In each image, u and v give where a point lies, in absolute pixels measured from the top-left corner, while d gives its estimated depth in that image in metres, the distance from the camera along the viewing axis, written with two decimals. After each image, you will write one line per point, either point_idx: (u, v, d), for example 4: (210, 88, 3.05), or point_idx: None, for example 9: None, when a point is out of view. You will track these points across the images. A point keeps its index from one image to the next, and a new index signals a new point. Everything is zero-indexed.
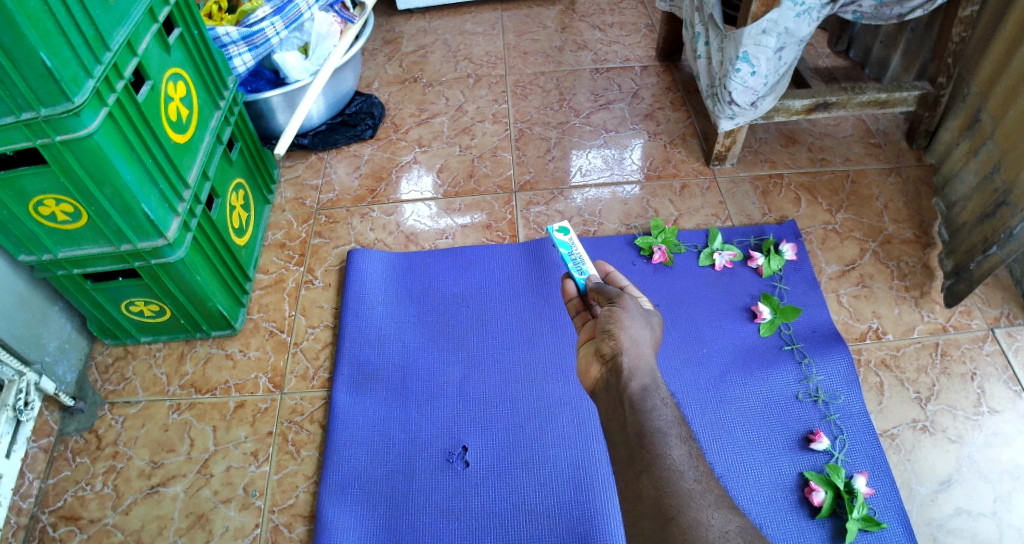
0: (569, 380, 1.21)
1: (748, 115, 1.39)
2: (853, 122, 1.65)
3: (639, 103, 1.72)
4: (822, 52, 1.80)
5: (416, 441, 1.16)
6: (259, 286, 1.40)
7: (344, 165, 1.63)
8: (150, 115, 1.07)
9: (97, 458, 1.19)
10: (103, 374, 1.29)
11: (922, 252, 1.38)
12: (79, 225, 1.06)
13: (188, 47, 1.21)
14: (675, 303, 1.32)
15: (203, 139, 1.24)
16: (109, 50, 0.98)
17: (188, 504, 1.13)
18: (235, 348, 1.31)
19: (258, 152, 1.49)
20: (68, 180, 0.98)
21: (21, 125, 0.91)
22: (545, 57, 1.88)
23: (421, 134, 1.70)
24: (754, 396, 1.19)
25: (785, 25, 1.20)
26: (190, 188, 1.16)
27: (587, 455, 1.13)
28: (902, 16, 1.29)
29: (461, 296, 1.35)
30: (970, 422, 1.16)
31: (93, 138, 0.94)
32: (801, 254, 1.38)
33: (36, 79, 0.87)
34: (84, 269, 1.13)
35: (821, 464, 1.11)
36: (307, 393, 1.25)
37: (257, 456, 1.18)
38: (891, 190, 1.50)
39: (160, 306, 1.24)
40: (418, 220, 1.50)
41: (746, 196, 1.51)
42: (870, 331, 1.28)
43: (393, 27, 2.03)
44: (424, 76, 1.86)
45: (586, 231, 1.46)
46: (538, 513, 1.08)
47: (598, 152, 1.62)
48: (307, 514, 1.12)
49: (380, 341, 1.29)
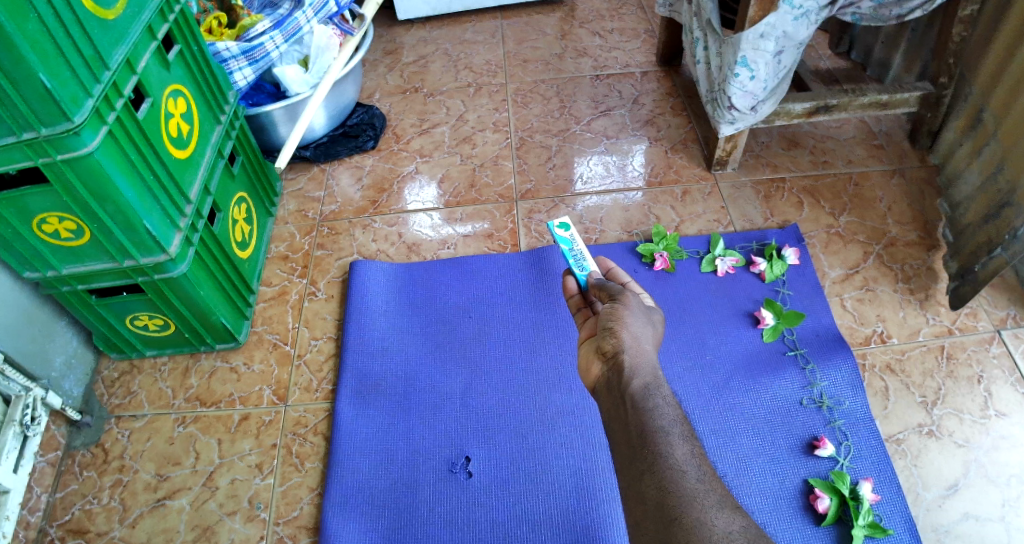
0: (572, 391, 1.21)
1: (748, 120, 1.38)
2: (855, 124, 1.64)
3: (639, 110, 1.72)
4: (823, 54, 1.79)
5: (419, 451, 1.17)
6: (262, 299, 1.41)
7: (346, 177, 1.64)
8: (151, 132, 1.08)
9: (104, 472, 1.20)
10: (109, 388, 1.30)
11: (926, 254, 1.38)
12: (82, 242, 1.07)
13: (187, 63, 1.22)
14: (679, 309, 1.31)
15: (204, 154, 1.25)
16: (108, 69, 0.99)
17: (194, 517, 1.14)
18: (239, 361, 1.32)
19: (259, 164, 1.50)
20: (70, 198, 0.99)
21: (22, 144, 0.92)
22: (545, 65, 1.88)
23: (422, 144, 1.71)
24: (759, 404, 1.18)
25: (783, 29, 1.21)
26: (191, 203, 1.17)
27: (591, 464, 1.13)
28: (901, 17, 1.29)
29: (464, 306, 1.35)
30: (977, 426, 1.15)
31: (93, 156, 0.96)
32: (803, 258, 1.38)
33: (35, 100, 0.88)
34: (88, 285, 1.15)
35: (826, 471, 1.11)
36: (311, 405, 1.25)
37: (261, 468, 1.18)
38: (895, 192, 1.49)
39: (164, 320, 1.25)
40: (420, 229, 1.51)
41: (748, 200, 1.51)
42: (875, 334, 1.28)
43: (394, 38, 2.04)
44: (425, 86, 1.87)
45: (587, 239, 1.46)
46: (541, 523, 1.08)
47: (600, 160, 1.62)
48: (312, 526, 1.12)
49: (383, 352, 1.29)
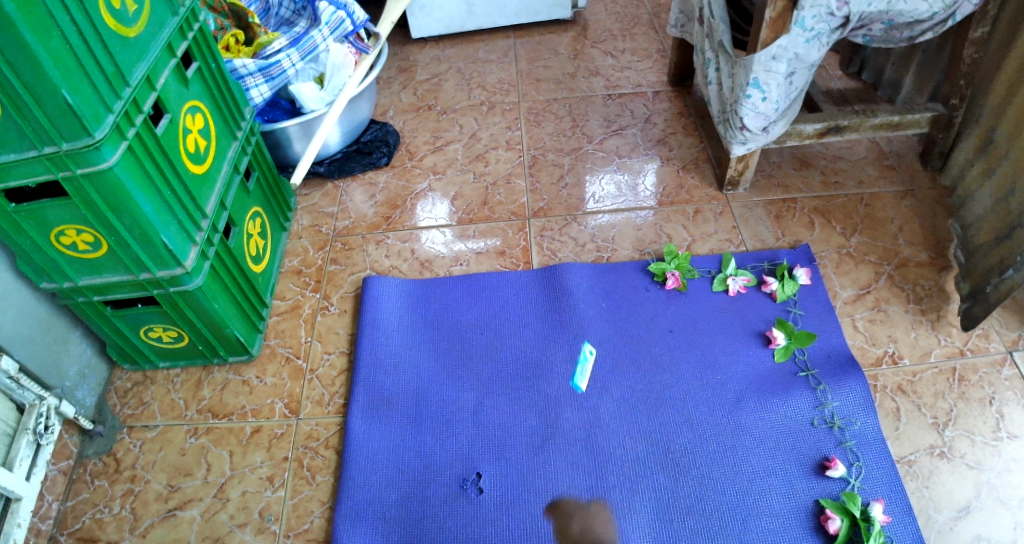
0: (583, 408, 1.21)
1: (760, 140, 1.39)
2: (866, 145, 1.65)
3: (651, 129, 1.74)
4: (834, 75, 1.80)
5: (430, 467, 1.17)
6: (276, 312, 1.42)
7: (360, 193, 1.66)
8: (169, 147, 1.10)
9: (116, 481, 1.21)
10: (123, 398, 1.31)
11: (938, 275, 1.38)
12: (99, 254, 1.08)
13: (206, 80, 1.25)
14: (690, 327, 1.32)
15: (220, 169, 1.26)
16: (129, 85, 1.01)
17: (205, 529, 1.14)
18: (252, 374, 1.33)
19: (275, 179, 1.52)
20: (89, 212, 1.01)
21: (43, 158, 0.94)
22: (558, 84, 1.90)
23: (435, 161, 1.72)
24: (770, 424, 1.18)
25: (795, 51, 1.22)
26: (208, 217, 1.18)
27: (602, 481, 1.13)
28: (913, 39, 1.30)
29: (475, 322, 1.36)
30: (989, 448, 1.15)
31: (112, 171, 0.97)
32: (815, 278, 1.38)
33: (57, 115, 0.90)
34: (104, 297, 1.16)
35: (837, 492, 1.10)
36: (323, 419, 1.26)
37: (273, 481, 1.19)
38: (906, 212, 1.49)
39: (178, 332, 1.26)
40: (433, 245, 1.52)
41: (759, 220, 1.51)
42: (886, 355, 1.27)
43: (408, 56, 2.07)
44: (439, 104, 1.89)
45: (599, 257, 1.47)
46: (550, 541, 1.07)
47: (612, 178, 1.63)
48: (322, 540, 1.12)
49: (395, 367, 1.29)
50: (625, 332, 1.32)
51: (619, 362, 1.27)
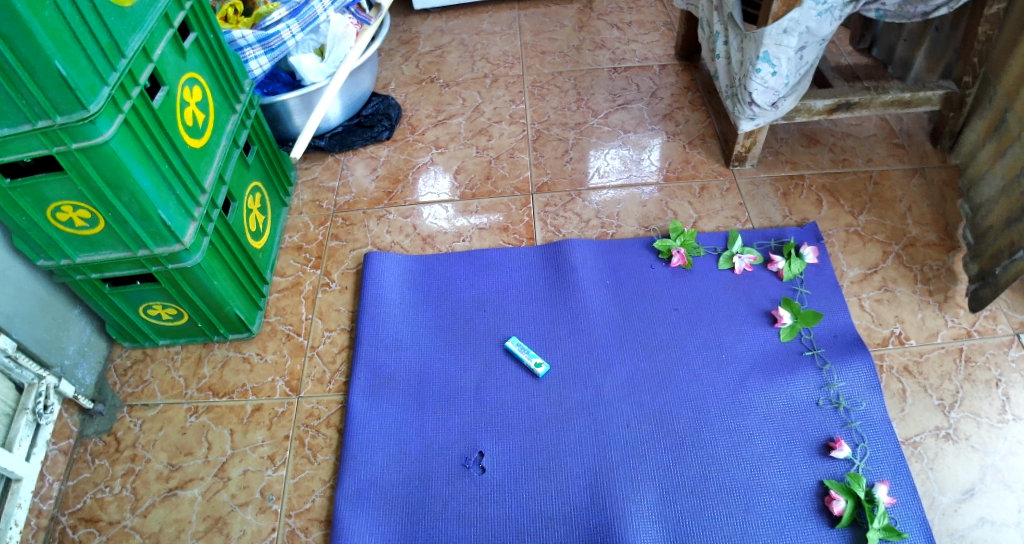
0: (589, 387, 1.20)
1: (768, 116, 1.36)
2: (876, 122, 1.62)
3: (657, 103, 1.70)
4: (845, 50, 1.76)
5: (433, 446, 1.16)
6: (276, 289, 1.40)
7: (361, 167, 1.63)
8: (166, 121, 1.07)
9: (116, 460, 1.20)
10: (122, 376, 1.30)
11: (946, 255, 1.36)
12: (96, 230, 1.06)
13: (204, 52, 1.21)
14: (696, 306, 1.30)
15: (219, 143, 1.23)
16: (125, 57, 0.98)
17: (206, 508, 1.14)
18: (252, 351, 1.31)
19: (274, 154, 1.49)
20: (86, 187, 0.98)
21: (38, 133, 0.91)
22: (563, 57, 1.86)
23: (438, 135, 1.69)
24: (776, 403, 1.17)
25: (807, 24, 1.18)
26: (207, 192, 1.16)
27: (605, 460, 1.12)
28: (925, 15, 1.27)
29: (478, 300, 1.34)
30: (994, 430, 1.14)
31: (109, 145, 0.94)
32: (822, 257, 1.36)
33: (52, 88, 0.87)
34: (102, 274, 1.14)
35: (842, 473, 1.09)
36: (324, 397, 1.24)
37: (274, 460, 1.18)
38: (915, 192, 1.47)
39: (177, 310, 1.24)
40: (434, 221, 1.50)
41: (767, 197, 1.49)
42: (893, 336, 1.26)
43: (409, 28, 2.03)
44: (441, 76, 1.85)
45: (604, 233, 1.44)
46: (553, 522, 1.07)
47: (617, 153, 1.60)
48: (324, 519, 1.11)
49: (397, 345, 1.28)
50: (631, 310, 1.30)
51: (623, 341, 1.26)
